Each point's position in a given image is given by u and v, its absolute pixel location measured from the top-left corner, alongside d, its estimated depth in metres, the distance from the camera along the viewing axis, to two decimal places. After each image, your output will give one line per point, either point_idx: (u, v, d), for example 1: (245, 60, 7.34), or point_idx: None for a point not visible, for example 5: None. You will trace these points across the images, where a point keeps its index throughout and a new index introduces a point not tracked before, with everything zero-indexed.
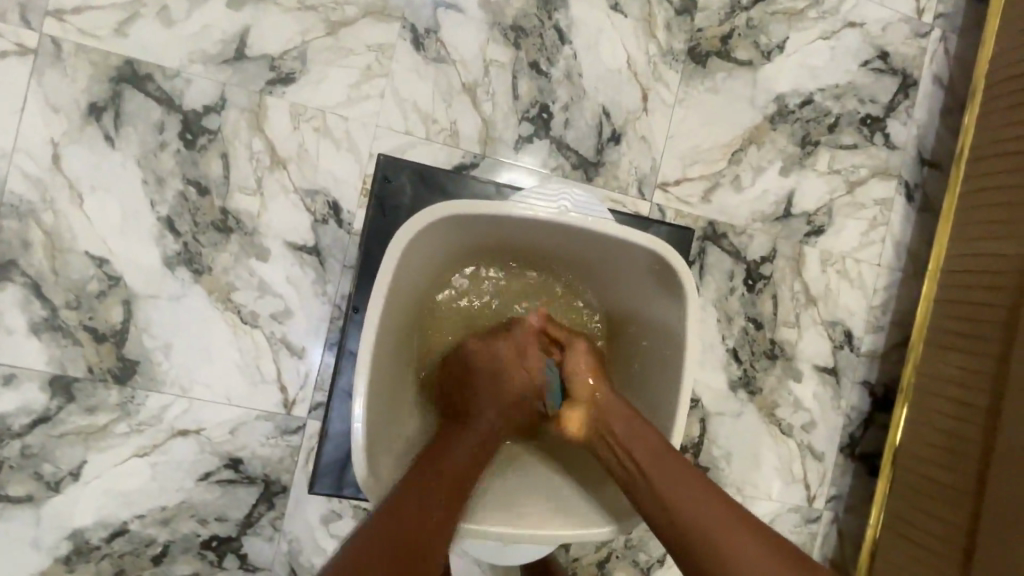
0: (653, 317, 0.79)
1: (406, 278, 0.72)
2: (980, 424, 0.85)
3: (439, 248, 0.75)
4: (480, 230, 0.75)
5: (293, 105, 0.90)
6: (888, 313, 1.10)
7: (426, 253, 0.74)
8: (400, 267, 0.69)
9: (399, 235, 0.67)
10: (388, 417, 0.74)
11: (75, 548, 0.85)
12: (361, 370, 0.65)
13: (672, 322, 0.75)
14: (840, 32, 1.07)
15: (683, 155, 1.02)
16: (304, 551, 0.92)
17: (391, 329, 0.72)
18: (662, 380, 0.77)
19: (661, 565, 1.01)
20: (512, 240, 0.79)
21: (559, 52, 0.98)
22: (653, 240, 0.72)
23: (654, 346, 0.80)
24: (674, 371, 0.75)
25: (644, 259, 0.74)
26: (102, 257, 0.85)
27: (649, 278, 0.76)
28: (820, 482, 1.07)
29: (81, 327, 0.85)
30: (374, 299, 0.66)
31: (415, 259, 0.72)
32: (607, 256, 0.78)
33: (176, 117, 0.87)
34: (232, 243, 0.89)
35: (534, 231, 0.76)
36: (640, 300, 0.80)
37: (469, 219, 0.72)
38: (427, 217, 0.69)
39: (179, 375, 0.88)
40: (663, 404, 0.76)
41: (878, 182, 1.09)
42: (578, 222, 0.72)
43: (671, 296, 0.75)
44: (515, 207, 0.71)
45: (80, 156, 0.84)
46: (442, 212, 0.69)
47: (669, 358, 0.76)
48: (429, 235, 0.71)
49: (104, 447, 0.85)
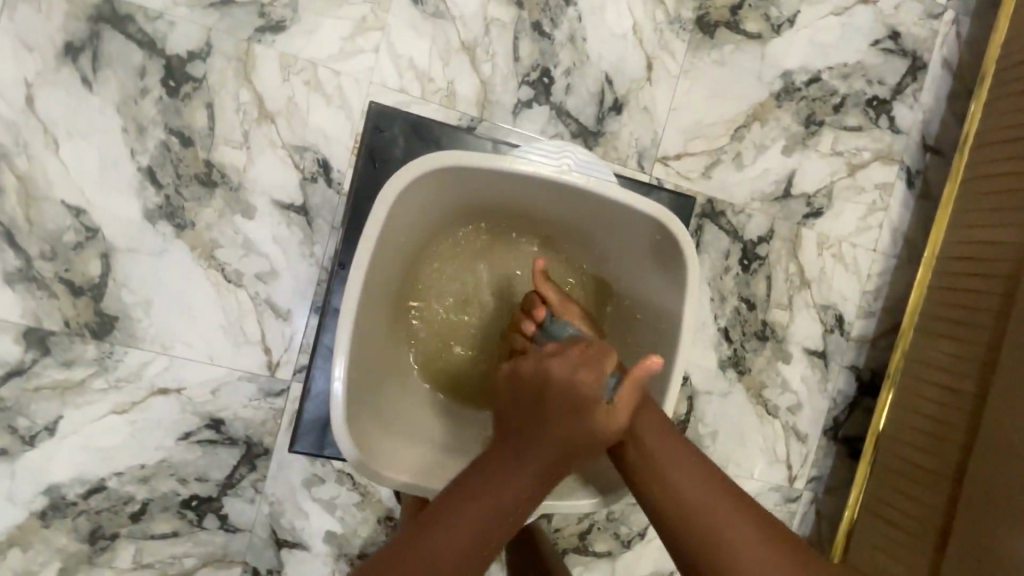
0: (647, 293, 0.78)
1: (396, 232, 0.70)
2: (965, 409, 0.85)
3: (431, 205, 0.73)
4: (477, 187, 0.74)
5: (283, 56, 0.86)
6: (880, 300, 1.10)
7: (418, 207, 0.71)
8: (391, 217, 0.67)
9: (392, 182, 0.66)
10: (371, 375, 0.72)
11: (51, 504, 0.83)
12: (347, 320, 0.64)
13: (668, 293, 0.74)
14: (852, 9, 1.04)
15: (685, 129, 0.99)
16: (285, 513, 0.91)
17: (381, 279, 0.70)
18: (655, 355, 0.76)
19: (642, 539, 1.02)
20: (507, 202, 0.77)
21: (563, 14, 0.94)
22: (656, 207, 0.71)
23: (647, 321, 0.78)
24: (668, 345, 0.74)
25: (645, 228, 0.73)
26: (79, 206, 0.82)
27: (647, 249, 0.75)
28: (802, 463, 1.08)
29: (55, 279, 0.82)
30: (365, 248, 0.64)
31: (408, 213, 0.70)
32: (605, 224, 0.76)
33: (158, 62, 0.82)
34: (216, 198, 0.85)
35: (532, 191, 0.74)
36: (638, 273, 0.79)
37: (465, 173, 0.70)
38: (422, 166, 0.67)
39: (159, 332, 0.85)
40: (654, 379, 0.75)
41: (879, 165, 1.07)
42: (579, 182, 0.71)
43: (669, 266, 0.74)
44: (515, 162, 0.70)
45: (55, 99, 0.80)
46: (441, 161, 0.68)
47: (663, 336, 0.75)
48: (422, 187, 0.69)
49: (81, 403, 0.83)
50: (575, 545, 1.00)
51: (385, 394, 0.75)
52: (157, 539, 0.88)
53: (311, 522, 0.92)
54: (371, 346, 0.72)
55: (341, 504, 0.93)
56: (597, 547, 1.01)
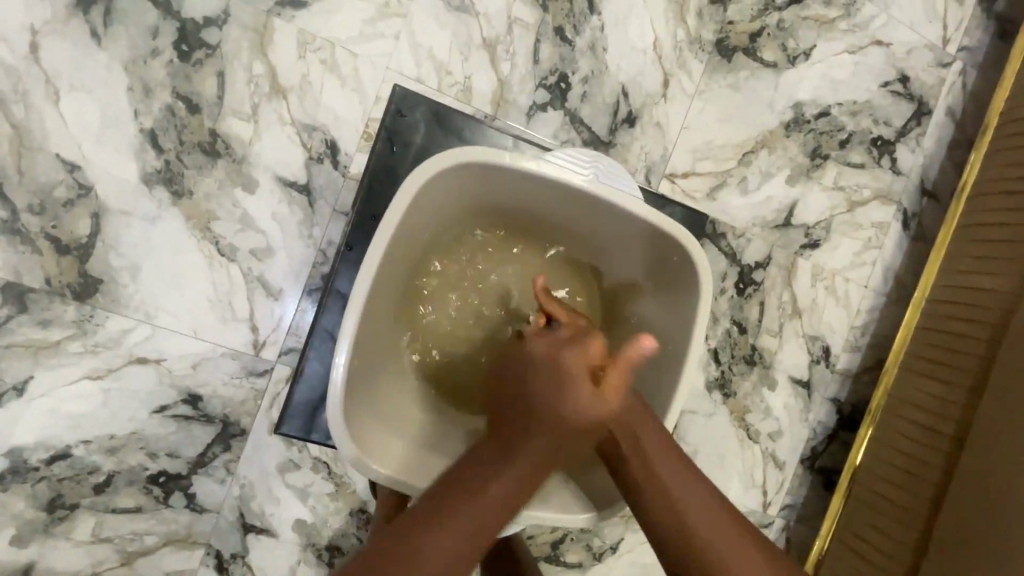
0: (655, 313, 0.79)
1: (417, 220, 0.70)
2: (942, 450, 0.87)
3: (456, 197, 0.73)
4: (504, 187, 0.74)
5: (301, 32, 0.85)
6: (867, 335, 1.11)
7: (438, 200, 0.71)
8: (416, 202, 0.67)
9: (422, 167, 0.66)
10: (372, 358, 0.71)
11: (11, 467, 0.80)
12: (357, 305, 0.63)
13: (678, 314, 0.74)
14: (866, 49, 1.06)
15: (695, 149, 1.00)
16: (255, 498, 0.89)
17: (396, 262, 0.70)
18: (657, 371, 0.76)
19: (614, 552, 1.02)
20: (529, 207, 0.77)
21: (586, 22, 0.94)
22: (678, 228, 0.71)
23: (652, 340, 0.79)
24: (676, 362, 0.73)
25: (664, 246, 0.74)
26: (74, 162, 0.79)
27: (663, 269, 0.76)
28: (777, 490, 1.08)
29: (41, 235, 0.79)
30: (385, 229, 0.64)
31: (435, 201, 0.71)
32: (623, 241, 0.77)
33: (173, 24, 0.80)
34: (218, 168, 0.83)
35: (556, 197, 0.74)
36: (649, 294, 0.79)
37: (489, 172, 0.71)
38: (449, 158, 0.67)
39: (145, 299, 0.83)
40: (658, 394, 0.75)
41: (878, 204, 1.09)
42: (606, 195, 0.71)
43: (682, 288, 0.74)
44: (541, 165, 0.70)
45: (60, 49, 0.77)
46: (477, 155, 0.68)
47: (669, 354, 0.75)
48: (447, 179, 0.69)
49: (53, 365, 0.80)
50: (546, 554, 0.99)
51: (383, 386, 0.74)
52: (118, 513, 0.85)
53: (282, 509, 0.90)
54: (377, 328, 0.71)
55: (314, 492, 0.91)
56: (568, 558, 1.00)
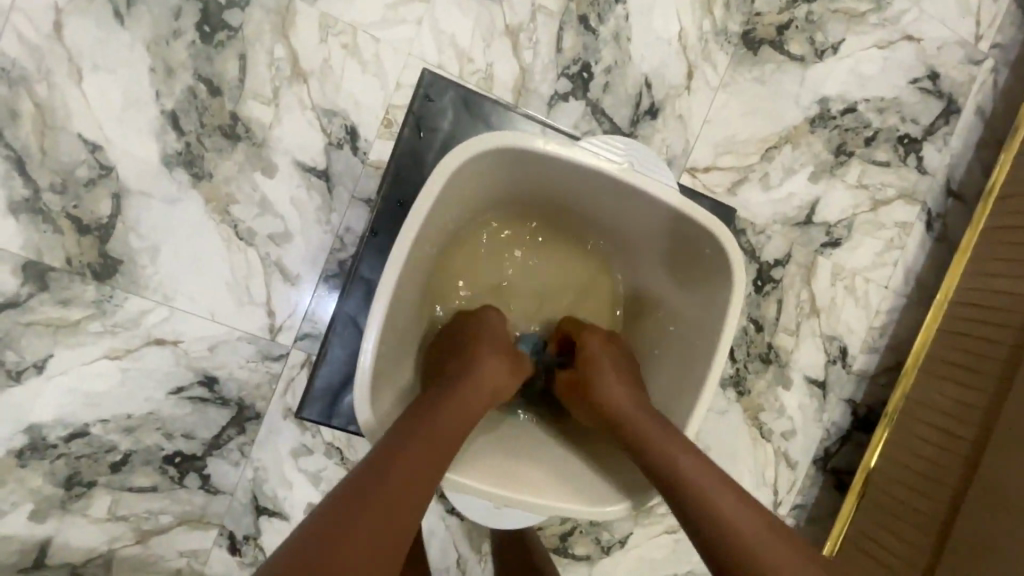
0: (682, 304, 0.78)
1: (447, 207, 0.69)
2: (961, 454, 0.86)
3: (485, 183, 0.73)
4: (533, 174, 0.73)
5: (323, 16, 0.84)
6: (885, 337, 1.10)
7: (468, 187, 0.70)
8: (446, 189, 0.66)
9: (454, 153, 0.65)
10: (399, 345, 0.71)
11: (30, 443, 0.81)
12: (384, 291, 0.63)
13: (709, 307, 0.73)
14: (896, 44, 1.04)
15: (717, 142, 0.99)
16: (268, 481, 0.89)
17: (424, 252, 0.70)
18: (685, 366, 0.75)
19: (622, 547, 1.02)
20: (557, 194, 0.76)
21: (611, 10, 0.93)
22: (712, 219, 0.70)
23: (680, 334, 0.78)
24: (704, 356, 0.72)
25: (695, 236, 0.72)
26: (96, 142, 0.79)
27: (693, 262, 0.75)
28: (788, 489, 1.08)
29: (63, 214, 0.79)
30: (415, 217, 0.64)
31: (464, 187, 0.70)
32: (653, 231, 0.76)
33: (195, 4, 0.80)
34: (237, 151, 0.83)
35: (587, 184, 0.73)
36: (678, 286, 0.79)
37: (519, 158, 0.70)
38: (480, 143, 0.66)
39: (163, 281, 0.83)
40: (682, 387, 0.75)
41: (903, 204, 1.07)
42: (639, 183, 0.70)
43: (713, 282, 0.73)
44: (572, 151, 0.69)
45: (84, 28, 0.77)
46: (508, 140, 0.67)
47: (697, 347, 0.74)
48: (478, 165, 0.68)
49: (73, 344, 0.81)
50: (555, 546, 1.00)
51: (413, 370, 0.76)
52: (134, 492, 0.86)
53: (294, 492, 0.91)
54: (403, 316, 0.71)
55: (326, 478, 0.91)
56: (576, 550, 1.00)
